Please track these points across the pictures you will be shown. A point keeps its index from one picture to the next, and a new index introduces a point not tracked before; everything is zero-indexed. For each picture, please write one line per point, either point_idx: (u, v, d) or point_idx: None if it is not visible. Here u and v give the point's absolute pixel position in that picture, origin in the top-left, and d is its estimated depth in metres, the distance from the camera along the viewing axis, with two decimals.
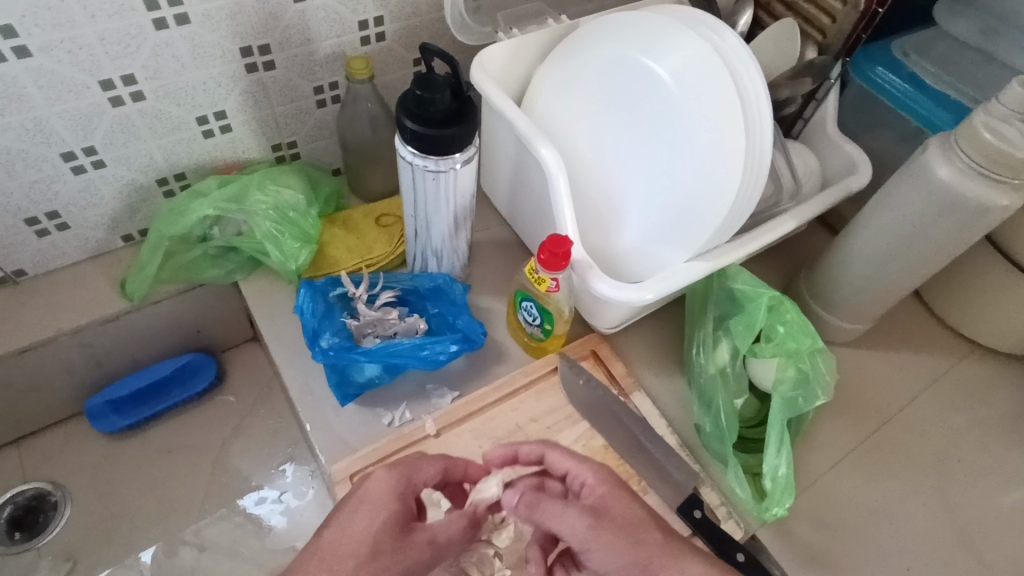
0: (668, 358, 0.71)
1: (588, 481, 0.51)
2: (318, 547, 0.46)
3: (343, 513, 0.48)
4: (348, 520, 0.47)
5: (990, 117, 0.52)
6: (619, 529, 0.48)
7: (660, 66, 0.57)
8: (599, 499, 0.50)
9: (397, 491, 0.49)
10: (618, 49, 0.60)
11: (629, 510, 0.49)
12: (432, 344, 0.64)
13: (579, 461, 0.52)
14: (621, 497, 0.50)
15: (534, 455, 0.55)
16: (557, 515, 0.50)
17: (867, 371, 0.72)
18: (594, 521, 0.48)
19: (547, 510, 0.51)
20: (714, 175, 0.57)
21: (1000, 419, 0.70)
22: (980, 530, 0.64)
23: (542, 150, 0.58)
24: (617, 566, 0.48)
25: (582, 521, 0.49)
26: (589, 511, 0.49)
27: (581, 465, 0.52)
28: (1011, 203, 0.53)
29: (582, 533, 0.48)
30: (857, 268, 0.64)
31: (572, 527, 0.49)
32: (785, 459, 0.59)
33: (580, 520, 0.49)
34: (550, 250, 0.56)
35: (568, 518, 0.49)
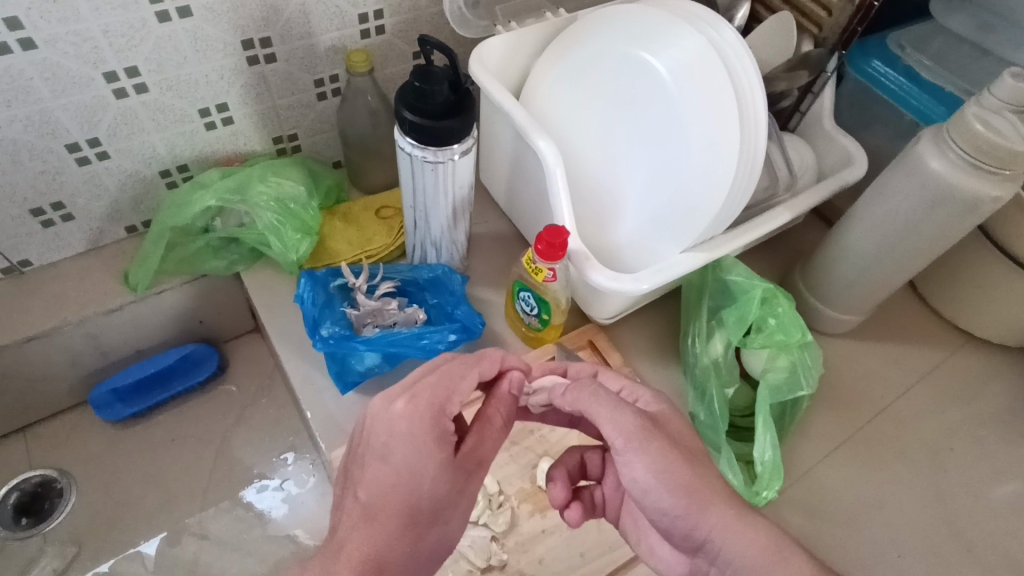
0: (664, 348, 0.72)
1: (645, 399, 0.52)
2: (372, 503, 0.45)
3: (384, 449, 0.45)
4: (375, 462, 0.45)
5: (982, 108, 0.52)
6: (667, 445, 0.46)
7: (658, 61, 0.58)
8: (658, 410, 0.50)
9: (432, 425, 0.46)
10: (616, 45, 0.61)
11: (679, 430, 0.49)
12: (431, 333, 0.65)
13: (633, 385, 0.52)
14: (674, 417, 0.50)
15: (584, 372, 0.54)
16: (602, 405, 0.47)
17: (861, 363, 0.73)
18: (646, 424, 0.47)
19: (597, 398, 0.47)
20: (709, 169, 0.57)
21: (991, 409, 0.71)
22: (972, 519, 0.64)
23: (539, 143, 0.59)
24: (655, 480, 0.45)
25: (634, 421, 0.46)
26: (642, 416, 0.47)
27: (637, 388, 0.52)
28: (999, 195, 0.54)
29: (630, 432, 0.46)
30: (852, 260, 0.64)
31: (614, 429, 0.46)
32: (772, 444, 0.59)
33: (634, 419, 0.46)
34: (547, 240, 0.57)
35: (609, 415, 0.47)
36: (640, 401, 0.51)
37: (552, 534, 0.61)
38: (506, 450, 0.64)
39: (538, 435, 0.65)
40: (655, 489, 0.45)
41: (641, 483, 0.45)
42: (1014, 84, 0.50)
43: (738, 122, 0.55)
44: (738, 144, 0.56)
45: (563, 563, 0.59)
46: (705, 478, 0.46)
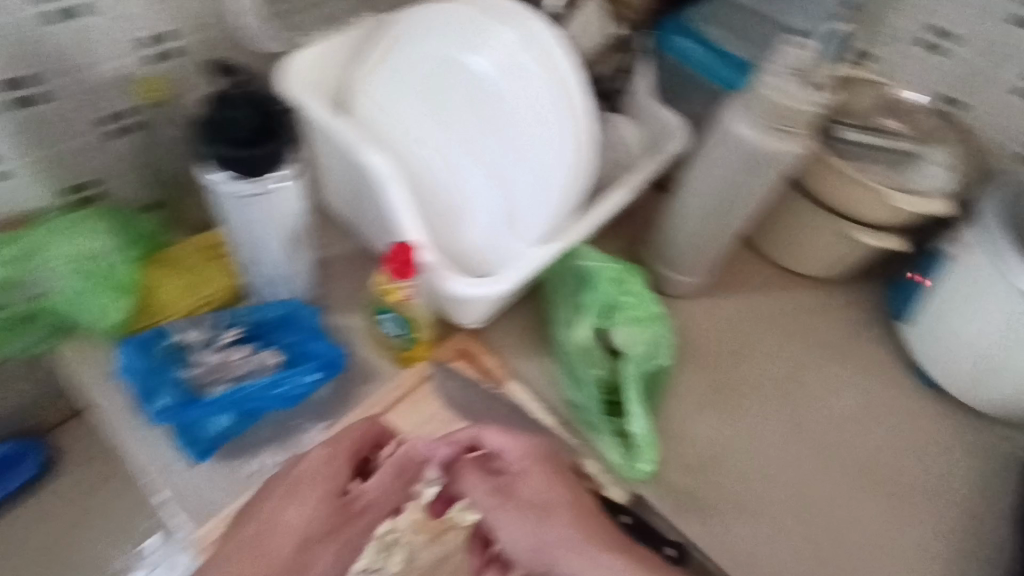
0: (536, 343, 0.70)
1: (514, 457, 0.58)
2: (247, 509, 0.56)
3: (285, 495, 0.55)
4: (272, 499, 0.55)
5: (772, 78, 0.56)
6: (522, 508, 0.58)
7: (480, 61, 0.58)
8: (521, 470, 0.58)
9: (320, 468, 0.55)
10: (436, 50, 0.59)
11: (540, 485, 0.57)
12: (285, 378, 0.59)
13: (511, 439, 0.57)
14: (539, 473, 0.57)
15: (468, 438, 0.57)
16: (474, 483, 0.60)
17: (713, 318, 0.78)
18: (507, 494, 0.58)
19: (467, 476, 0.59)
20: (550, 157, 0.59)
21: (823, 339, 0.80)
22: (825, 440, 0.72)
23: (375, 158, 0.56)
24: (513, 529, 0.59)
25: (490, 484, 0.59)
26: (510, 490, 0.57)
27: (515, 443, 0.57)
28: (802, 153, 0.58)
29: (487, 494, 0.60)
30: (688, 229, 0.69)
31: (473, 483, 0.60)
32: (642, 415, 0.63)
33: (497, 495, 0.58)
34: (399, 259, 0.55)
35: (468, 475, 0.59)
36: (512, 459, 0.57)
37: None
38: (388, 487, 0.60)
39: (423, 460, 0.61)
40: (516, 535, 0.59)
41: (510, 536, 0.60)
42: (797, 53, 0.55)
43: (570, 113, 0.58)
44: (575, 133, 0.58)
45: None
46: (567, 541, 0.56)
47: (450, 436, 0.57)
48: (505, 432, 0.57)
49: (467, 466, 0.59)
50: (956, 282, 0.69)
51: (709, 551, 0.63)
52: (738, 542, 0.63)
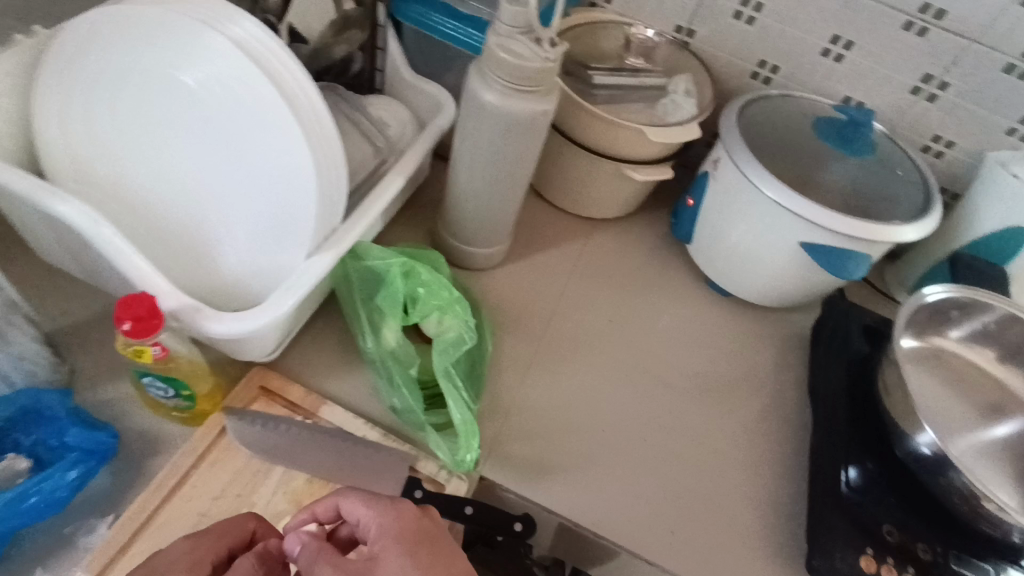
0: (345, 355, 0.66)
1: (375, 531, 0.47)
2: None
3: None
4: None
5: (501, 37, 0.55)
6: None
7: (187, 75, 0.51)
8: (376, 554, 0.45)
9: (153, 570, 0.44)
10: (132, 67, 0.51)
11: (394, 569, 0.44)
12: (38, 484, 0.49)
13: (367, 507, 0.48)
14: (394, 553, 0.44)
15: (330, 510, 0.50)
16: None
17: (521, 282, 0.79)
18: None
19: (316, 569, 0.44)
20: (289, 172, 0.52)
21: (624, 276, 0.84)
22: (643, 369, 0.76)
23: (70, 209, 0.49)
24: None
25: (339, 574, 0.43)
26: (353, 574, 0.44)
27: (370, 512, 0.47)
28: (551, 106, 0.58)
29: None
30: (469, 201, 0.69)
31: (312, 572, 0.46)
32: (461, 404, 0.60)
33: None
34: (130, 316, 0.46)
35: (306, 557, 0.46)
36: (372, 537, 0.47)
37: None
38: None
39: None
40: None
41: None
42: (512, 9, 0.53)
43: (296, 126, 0.50)
44: (305, 147, 0.50)
45: None
46: None
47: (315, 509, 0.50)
48: (364, 499, 0.48)
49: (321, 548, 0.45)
50: (719, 199, 0.76)
51: (561, 508, 0.63)
52: (584, 490, 0.65)
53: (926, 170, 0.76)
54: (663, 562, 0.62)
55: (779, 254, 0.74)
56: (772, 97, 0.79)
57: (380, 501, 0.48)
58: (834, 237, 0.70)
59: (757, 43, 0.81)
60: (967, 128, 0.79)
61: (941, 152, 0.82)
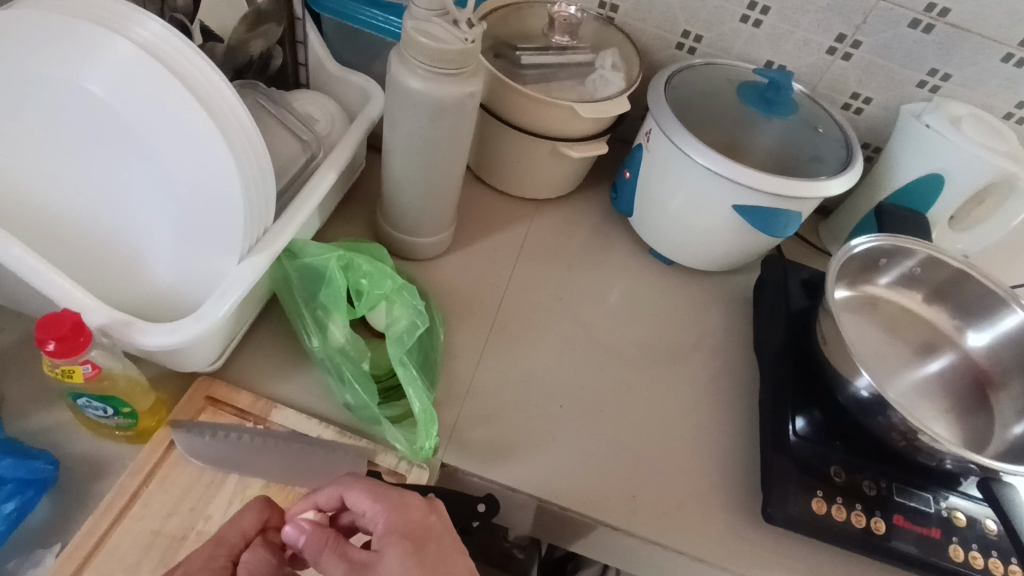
0: (292, 357, 0.65)
1: (379, 524, 0.47)
2: None
3: None
4: None
5: (417, 21, 0.54)
6: None
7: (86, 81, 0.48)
8: (380, 549, 0.45)
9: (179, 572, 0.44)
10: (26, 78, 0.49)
11: (394, 568, 0.44)
12: None
13: (371, 500, 0.48)
14: (398, 548, 0.45)
15: (331, 500, 0.49)
16: (331, 569, 0.45)
17: (469, 269, 0.79)
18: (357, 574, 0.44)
19: (324, 563, 0.45)
20: (208, 172, 0.50)
21: (571, 254, 0.85)
22: (595, 343, 0.77)
23: None
24: None
25: (344, 567, 0.45)
26: (357, 566, 0.45)
27: (374, 506, 0.47)
28: (475, 88, 0.58)
29: None
30: (406, 191, 0.68)
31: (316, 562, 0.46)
32: (418, 393, 0.59)
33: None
34: (54, 335, 0.44)
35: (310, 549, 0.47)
36: (377, 531, 0.47)
37: None
38: None
39: (195, 534, 0.52)
40: None
41: None
42: None
43: (214, 128, 0.48)
44: (225, 147, 0.49)
45: None
46: None
47: (317, 498, 0.50)
48: (369, 493, 0.48)
49: (324, 541, 0.46)
50: (654, 170, 0.78)
51: (525, 486, 0.64)
52: (546, 466, 0.65)
53: (846, 127, 0.79)
54: (629, 526, 0.63)
55: (716, 219, 0.76)
56: (696, 67, 0.80)
57: (386, 496, 0.47)
58: (765, 199, 0.72)
59: (678, 13, 0.82)
60: (882, 84, 0.82)
61: (861, 109, 0.85)
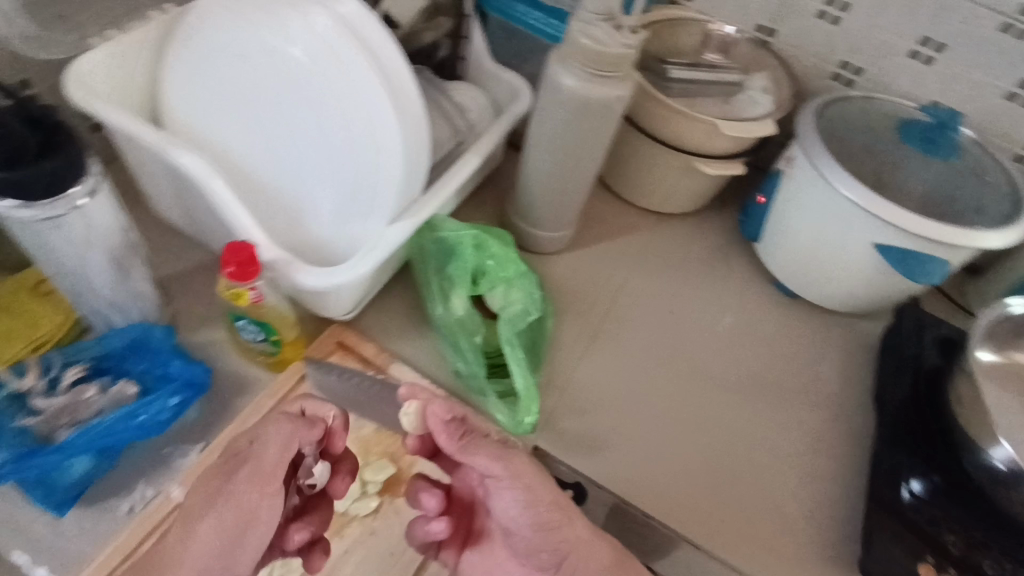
0: (414, 322, 0.70)
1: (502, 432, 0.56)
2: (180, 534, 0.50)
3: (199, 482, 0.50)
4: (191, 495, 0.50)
5: (583, 23, 0.57)
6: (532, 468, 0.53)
7: (292, 46, 0.55)
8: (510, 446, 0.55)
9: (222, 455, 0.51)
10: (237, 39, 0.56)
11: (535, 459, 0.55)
12: (145, 406, 0.55)
13: None
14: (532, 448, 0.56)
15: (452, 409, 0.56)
16: (481, 448, 0.52)
17: (587, 267, 0.82)
18: (513, 454, 0.53)
19: (476, 441, 0.53)
20: (376, 140, 0.56)
21: (690, 270, 0.85)
22: (702, 360, 0.77)
23: (183, 159, 0.53)
24: (534, 498, 0.51)
25: (497, 445, 0.53)
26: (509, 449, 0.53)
27: None
28: (625, 92, 0.60)
29: (498, 453, 0.52)
30: (540, 185, 0.71)
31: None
32: (522, 370, 0.62)
33: (505, 453, 0.52)
34: (235, 260, 0.51)
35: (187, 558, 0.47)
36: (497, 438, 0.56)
37: None
38: None
39: None
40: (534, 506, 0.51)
41: (527, 507, 0.51)
42: None
43: (389, 101, 0.54)
44: (396, 120, 0.55)
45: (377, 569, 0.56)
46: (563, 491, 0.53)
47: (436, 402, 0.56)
48: None
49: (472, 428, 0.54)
50: (791, 198, 0.76)
51: (611, 485, 0.65)
52: (632, 472, 0.66)
53: (1016, 174, 0.72)
54: (711, 547, 0.62)
55: (850, 256, 0.73)
56: (852, 98, 0.77)
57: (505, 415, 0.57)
58: (912, 240, 0.68)
59: (843, 41, 0.79)
60: None
61: None
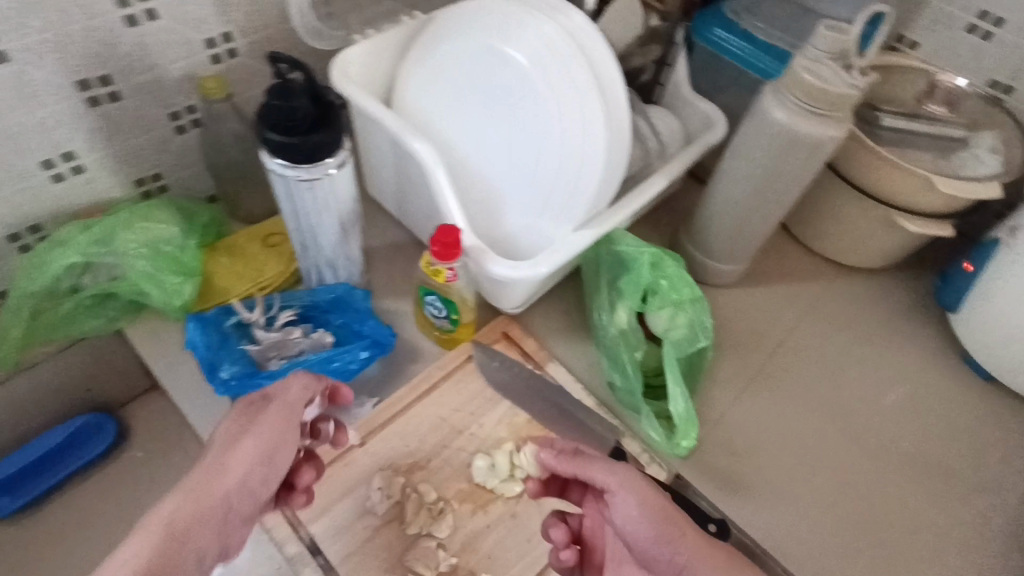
0: (576, 327, 0.73)
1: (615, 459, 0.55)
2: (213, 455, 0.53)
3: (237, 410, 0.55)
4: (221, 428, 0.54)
5: (808, 61, 0.57)
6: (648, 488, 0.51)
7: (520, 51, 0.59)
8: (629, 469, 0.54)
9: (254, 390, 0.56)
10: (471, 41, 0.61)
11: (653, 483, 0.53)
12: (340, 354, 0.64)
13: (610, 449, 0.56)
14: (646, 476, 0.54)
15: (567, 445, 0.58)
16: (597, 468, 0.53)
17: (753, 306, 0.79)
18: (628, 473, 0.52)
19: (591, 465, 0.54)
20: (583, 146, 0.60)
21: (867, 329, 0.79)
22: (868, 426, 0.72)
23: (415, 145, 0.60)
24: (647, 510, 0.50)
25: (610, 465, 0.53)
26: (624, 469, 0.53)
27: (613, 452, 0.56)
28: (840, 134, 0.59)
29: (611, 474, 0.52)
30: (725, 217, 0.71)
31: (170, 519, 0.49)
32: (683, 395, 0.63)
33: (617, 470, 0.52)
34: (441, 241, 0.57)
35: (180, 507, 0.50)
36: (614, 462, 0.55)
37: (500, 527, 0.59)
38: (439, 456, 0.62)
39: (469, 434, 0.63)
40: (647, 519, 0.49)
41: (639, 518, 0.50)
42: (829, 35, 0.55)
43: (600, 109, 0.59)
44: (603, 127, 0.59)
45: (511, 555, 0.58)
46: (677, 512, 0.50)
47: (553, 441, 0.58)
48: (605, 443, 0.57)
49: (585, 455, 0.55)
50: (1004, 273, 0.68)
51: (752, 530, 0.63)
52: (773, 524, 0.64)
53: None
54: None
55: None
56: None
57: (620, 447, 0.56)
58: None
59: None
60: None
61: None
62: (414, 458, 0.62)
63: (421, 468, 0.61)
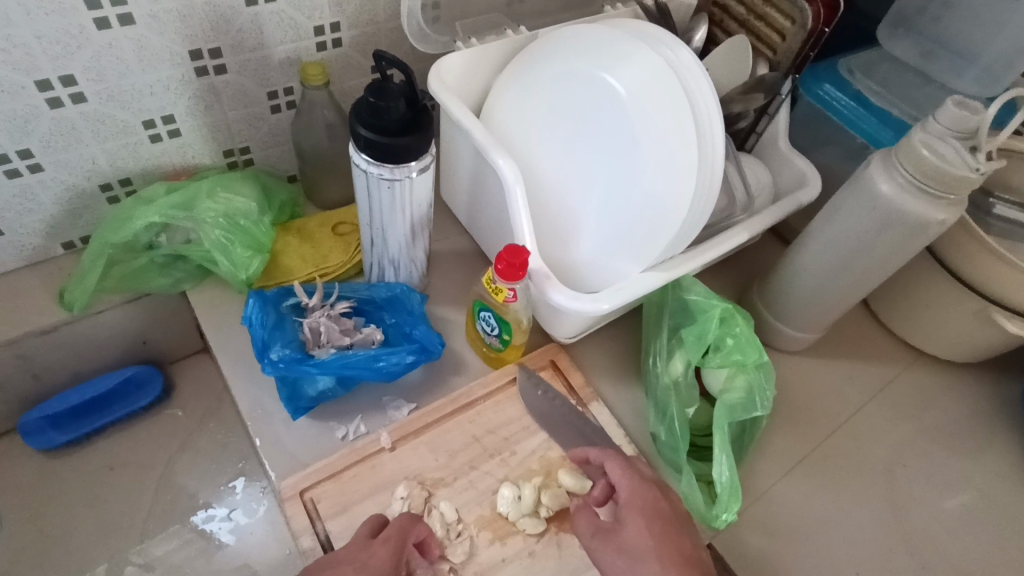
0: (627, 369, 0.70)
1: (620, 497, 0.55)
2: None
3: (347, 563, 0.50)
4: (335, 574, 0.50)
5: (927, 135, 0.53)
6: (619, 552, 0.52)
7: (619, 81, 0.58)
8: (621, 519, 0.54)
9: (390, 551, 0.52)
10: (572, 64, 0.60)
11: (634, 533, 0.52)
12: (388, 354, 0.62)
13: (620, 480, 0.56)
14: (638, 522, 0.53)
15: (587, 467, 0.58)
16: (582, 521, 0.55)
17: (818, 380, 0.75)
18: (601, 534, 0.53)
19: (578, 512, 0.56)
20: (668, 186, 0.57)
21: (940, 427, 0.73)
22: (926, 532, 0.66)
23: (499, 160, 0.59)
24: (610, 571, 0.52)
25: (591, 528, 0.54)
26: (601, 528, 0.54)
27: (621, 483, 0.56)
28: (947, 219, 0.55)
29: (589, 537, 0.54)
30: (805, 284, 0.66)
31: None
32: (729, 464, 0.59)
33: (591, 528, 0.54)
34: (507, 260, 0.56)
35: None
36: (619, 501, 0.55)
37: (516, 562, 0.57)
38: (466, 475, 0.61)
39: (500, 459, 0.62)
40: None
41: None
42: (957, 111, 0.52)
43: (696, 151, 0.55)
44: (695, 170, 0.56)
45: None
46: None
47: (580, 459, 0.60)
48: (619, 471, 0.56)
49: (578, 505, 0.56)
50: None
51: None
52: None
53: None
54: None
55: None
56: None
57: (628, 478, 0.56)
58: None
59: None
60: None
61: None
62: (441, 473, 0.61)
63: (445, 485, 0.60)
